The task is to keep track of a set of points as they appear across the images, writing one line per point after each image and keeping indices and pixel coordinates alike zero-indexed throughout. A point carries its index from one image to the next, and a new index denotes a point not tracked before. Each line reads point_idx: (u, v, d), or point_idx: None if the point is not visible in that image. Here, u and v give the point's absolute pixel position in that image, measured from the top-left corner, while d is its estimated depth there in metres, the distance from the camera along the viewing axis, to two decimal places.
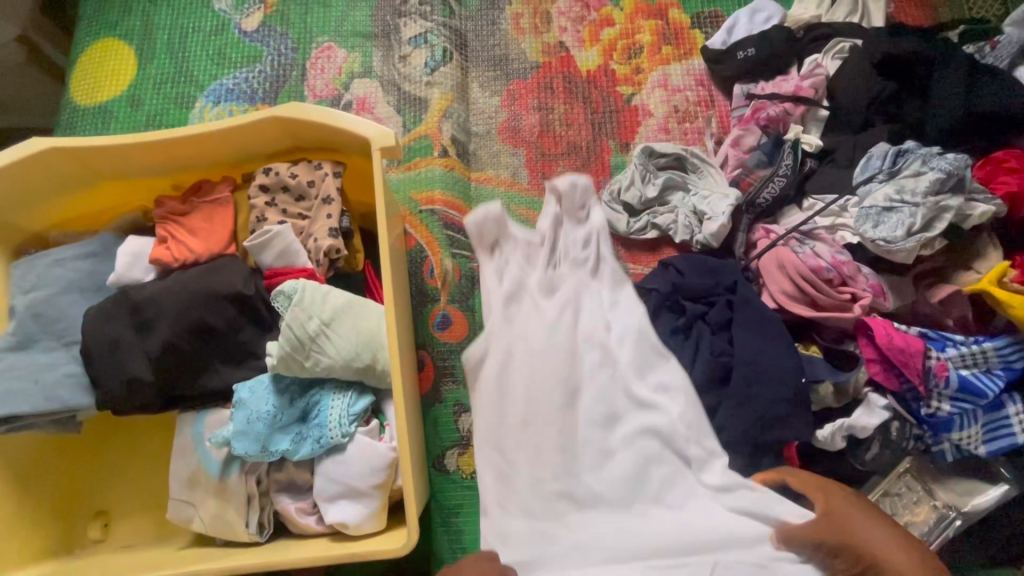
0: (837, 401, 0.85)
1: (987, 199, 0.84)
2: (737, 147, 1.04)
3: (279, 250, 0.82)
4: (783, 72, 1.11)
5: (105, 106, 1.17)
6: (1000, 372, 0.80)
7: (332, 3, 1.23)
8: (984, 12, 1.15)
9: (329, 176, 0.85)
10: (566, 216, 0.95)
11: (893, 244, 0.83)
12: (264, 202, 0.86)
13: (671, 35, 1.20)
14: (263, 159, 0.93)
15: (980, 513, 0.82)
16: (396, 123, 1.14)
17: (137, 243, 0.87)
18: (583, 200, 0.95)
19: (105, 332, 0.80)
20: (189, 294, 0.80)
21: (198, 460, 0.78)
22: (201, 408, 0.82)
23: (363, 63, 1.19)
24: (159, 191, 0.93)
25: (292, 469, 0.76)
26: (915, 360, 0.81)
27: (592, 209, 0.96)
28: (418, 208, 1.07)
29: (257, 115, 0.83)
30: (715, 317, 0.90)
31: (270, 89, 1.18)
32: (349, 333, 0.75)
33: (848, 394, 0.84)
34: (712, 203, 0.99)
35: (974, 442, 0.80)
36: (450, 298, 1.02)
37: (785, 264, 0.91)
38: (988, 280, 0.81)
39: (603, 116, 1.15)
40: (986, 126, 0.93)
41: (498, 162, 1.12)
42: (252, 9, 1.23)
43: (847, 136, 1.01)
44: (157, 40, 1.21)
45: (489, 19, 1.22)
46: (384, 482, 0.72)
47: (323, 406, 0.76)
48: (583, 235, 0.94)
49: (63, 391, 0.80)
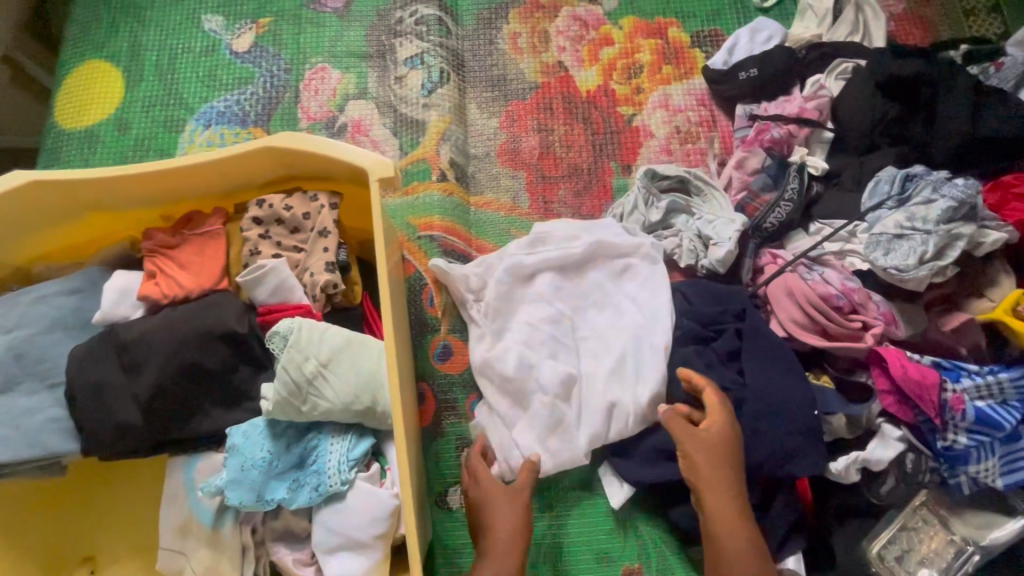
0: (849, 432, 0.83)
1: (998, 226, 0.83)
2: (742, 169, 1.02)
3: (273, 286, 0.79)
4: (786, 91, 1.10)
5: (92, 130, 1.13)
6: (1016, 403, 0.79)
7: (326, 22, 1.21)
8: (984, 31, 1.15)
9: (325, 209, 0.82)
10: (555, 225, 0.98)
11: (906, 272, 0.82)
12: (257, 235, 0.83)
13: (672, 54, 1.18)
14: (256, 188, 0.90)
15: (998, 547, 0.80)
16: (392, 147, 1.11)
17: (125, 278, 0.83)
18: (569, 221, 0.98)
19: (91, 374, 0.77)
20: (179, 334, 0.76)
21: (190, 508, 0.75)
22: (193, 451, 0.78)
23: (358, 84, 1.16)
24: (147, 223, 0.90)
25: (289, 516, 0.73)
26: (930, 394, 0.79)
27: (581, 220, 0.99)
28: (416, 234, 1.04)
29: (250, 145, 0.80)
30: (721, 346, 0.88)
31: (263, 111, 1.14)
32: (347, 375, 0.72)
33: (861, 425, 0.82)
34: (718, 227, 0.96)
35: (991, 476, 0.78)
36: (450, 328, 0.99)
37: (794, 292, 0.88)
38: (1002, 309, 0.81)
39: (604, 137, 1.13)
40: (994, 149, 0.92)
41: (497, 185, 1.10)
42: (243, 30, 1.20)
43: (852, 159, 1.00)
44: (145, 62, 1.18)
45: (486, 39, 1.19)
46: (387, 532, 0.69)
47: (322, 451, 0.73)
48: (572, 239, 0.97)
49: (47, 437, 0.76)
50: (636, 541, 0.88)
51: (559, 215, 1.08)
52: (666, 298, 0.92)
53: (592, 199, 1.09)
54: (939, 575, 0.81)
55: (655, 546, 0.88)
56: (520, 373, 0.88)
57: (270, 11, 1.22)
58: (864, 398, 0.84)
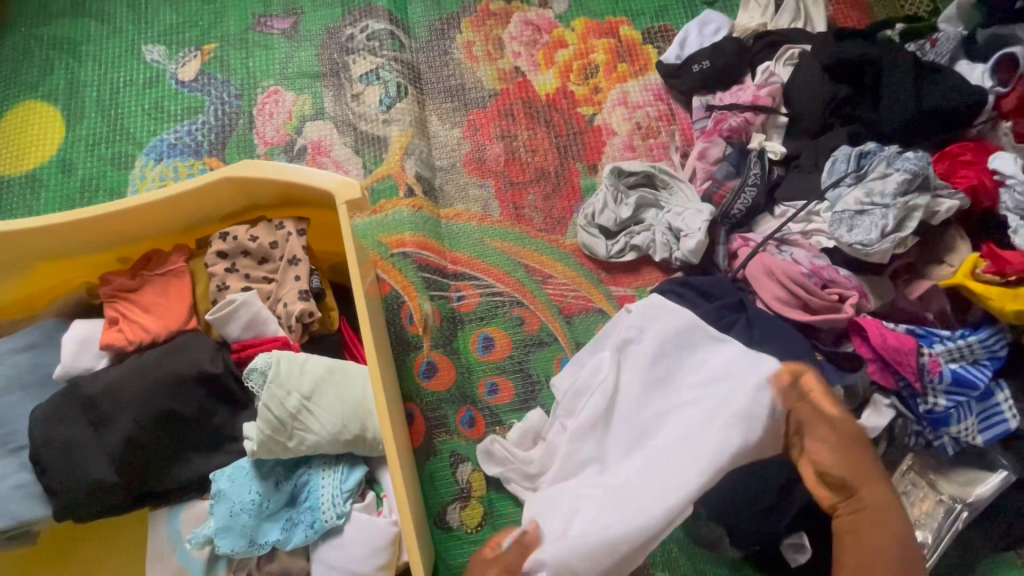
0: (849, 403, 0.84)
1: (950, 194, 0.87)
2: (704, 159, 1.05)
3: (246, 320, 0.76)
4: (739, 80, 1.12)
5: (34, 175, 1.07)
6: (987, 362, 0.82)
7: (274, 44, 1.18)
8: (916, 10, 1.19)
9: (292, 236, 0.80)
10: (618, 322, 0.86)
11: (870, 246, 0.85)
12: (223, 269, 0.80)
13: (625, 51, 1.20)
14: (217, 222, 0.86)
15: (984, 503, 0.81)
16: (356, 165, 1.09)
17: (84, 327, 0.79)
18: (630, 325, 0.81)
19: (58, 434, 0.72)
20: (149, 381, 0.73)
21: (180, 560, 0.72)
22: (176, 502, 0.75)
23: (314, 105, 1.14)
24: (104, 267, 0.86)
25: (284, 558, 0.70)
26: (909, 358, 0.81)
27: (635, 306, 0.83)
28: (389, 252, 1.03)
29: (206, 178, 0.77)
30: (738, 337, 0.86)
31: (216, 140, 1.11)
32: (332, 406, 0.70)
33: (859, 395, 0.84)
34: (687, 219, 0.99)
35: (971, 434, 0.82)
36: (433, 344, 0.98)
37: (773, 270, 0.91)
38: (963, 274, 0.83)
39: (568, 139, 1.13)
40: (940, 121, 0.96)
41: (466, 196, 1.08)
42: (188, 58, 1.16)
43: (808, 140, 1.03)
44: (85, 99, 1.13)
45: (441, 50, 1.19)
46: (389, 561, 0.67)
47: (314, 486, 0.70)
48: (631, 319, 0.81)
49: (16, 506, 0.72)
50: None
51: (531, 219, 1.07)
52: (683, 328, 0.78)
53: (562, 201, 1.09)
54: (933, 536, 0.82)
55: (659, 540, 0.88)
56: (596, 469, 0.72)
57: (214, 36, 1.18)
58: (854, 367, 0.86)
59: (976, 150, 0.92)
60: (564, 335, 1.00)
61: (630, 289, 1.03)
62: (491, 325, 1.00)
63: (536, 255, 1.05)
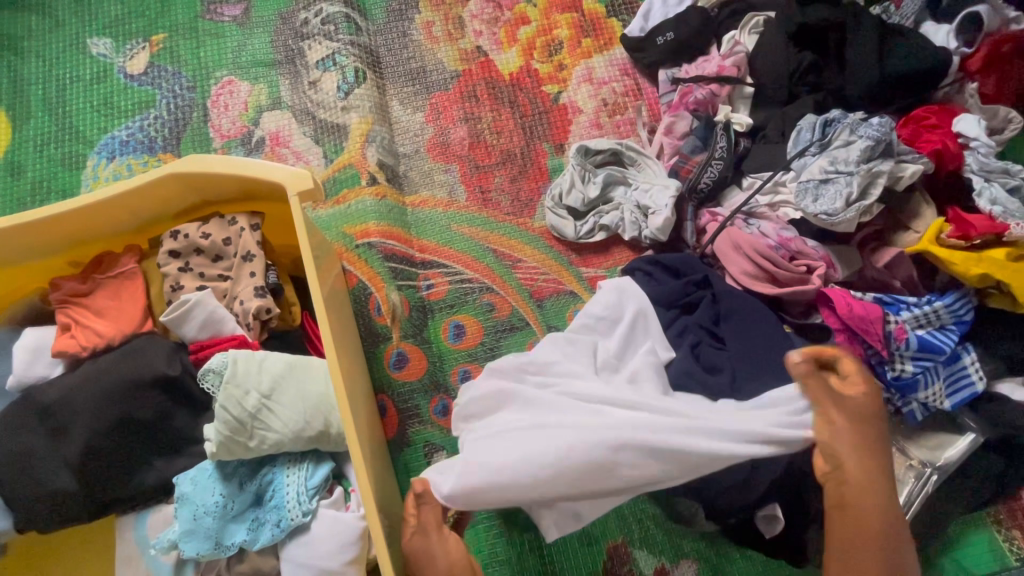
0: None
1: (914, 158, 0.87)
2: (670, 134, 1.03)
3: (202, 319, 0.74)
4: (704, 51, 1.10)
5: None
6: (953, 327, 0.83)
7: (226, 32, 1.13)
8: None
9: (245, 231, 0.78)
10: (608, 295, 0.83)
11: (835, 216, 0.84)
12: (177, 268, 0.78)
13: (589, 26, 1.17)
14: (170, 219, 0.83)
15: (954, 465, 0.83)
16: (316, 155, 1.06)
17: (39, 334, 0.78)
18: (618, 305, 0.82)
19: (14, 446, 0.71)
20: (104, 388, 0.71)
21: (148, 566, 0.73)
22: (143, 507, 0.74)
23: (270, 94, 1.10)
24: (55, 271, 0.83)
25: (255, 557, 0.70)
26: (875, 327, 0.81)
27: (608, 284, 0.84)
28: (354, 243, 1.00)
29: (150, 174, 0.74)
30: (703, 316, 0.84)
31: (170, 135, 1.07)
32: (294, 402, 0.69)
33: None
34: (654, 195, 0.99)
35: (938, 399, 0.82)
36: (402, 334, 0.96)
37: (740, 245, 0.91)
38: (928, 239, 0.83)
39: (533, 119, 1.11)
40: (906, 85, 0.95)
41: (431, 181, 1.06)
42: (136, 50, 1.12)
43: (775, 110, 1.01)
44: (31, 97, 1.08)
45: (399, 31, 1.15)
46: (358, 556, 0.67)
47: (278, 485, 0.70)
48: (614, 292, 0.83)
49: None
50: (617, 518, 0.89)
51: (498, 203, 1.06)
52: (630, 311, 0.81)
53: (529, 183, 1.07)
54: (904, 501, 0.82)
55: (636, 518, 0.89)
56: (588, 485, 0.63)
57: (162, 26, 1.14)
58: (823, 338, 0.86)
59: (941, 113, 0.92)
60: (536, 319, 0.99)
61: (601, 270, 1.02)
62: (462, 312, 0.99)
63: (505, 239, 1.03)
